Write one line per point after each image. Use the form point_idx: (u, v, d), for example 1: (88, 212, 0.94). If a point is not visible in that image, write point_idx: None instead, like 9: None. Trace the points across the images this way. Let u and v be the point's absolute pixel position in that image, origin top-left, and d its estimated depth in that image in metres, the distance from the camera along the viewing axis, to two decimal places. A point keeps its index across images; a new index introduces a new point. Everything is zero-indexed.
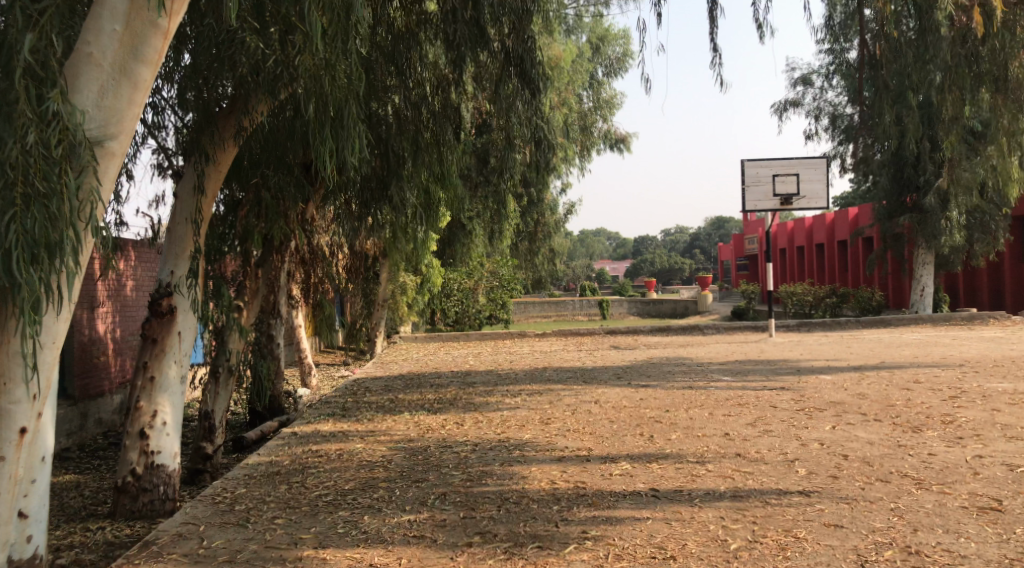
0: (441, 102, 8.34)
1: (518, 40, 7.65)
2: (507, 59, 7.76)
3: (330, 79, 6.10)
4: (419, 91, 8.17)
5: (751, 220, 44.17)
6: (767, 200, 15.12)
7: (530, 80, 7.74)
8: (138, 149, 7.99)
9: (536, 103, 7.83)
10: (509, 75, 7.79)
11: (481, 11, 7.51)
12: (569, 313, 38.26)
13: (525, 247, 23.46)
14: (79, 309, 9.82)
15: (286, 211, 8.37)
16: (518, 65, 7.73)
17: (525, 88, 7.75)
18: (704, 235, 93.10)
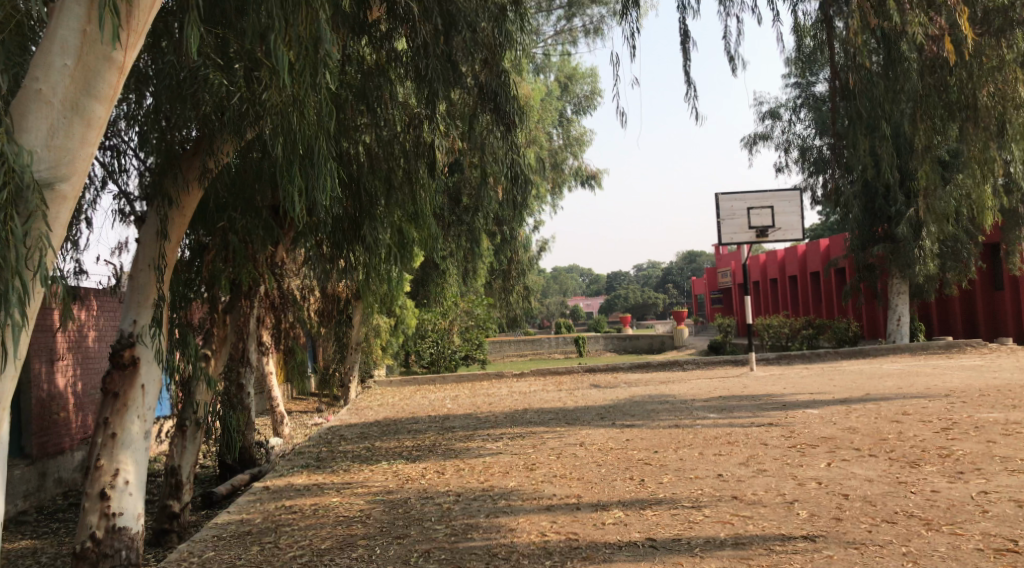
0: (414, 140, 8.05)
1: (491, 74, 7.51)
2: (481, 94, 7.60)
3: (299, 115, 5.92)
4: (392, 130, 7.95)
5: (723, 254, 44.34)
6: (742, 233, 15.02)
7: (505, 115, 7.58)
8: (98, 195, 7.69)
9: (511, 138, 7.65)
10: (483, 111, 7.63)
11: (452, 45, 7.35)
12: (544, 352, 37.98)
13: (499, 286, 23.24)
14: (37, 363, 9.43)
15: (255, 254, 8.06)
16: (493, 100, 7.58)
17: (499, 123, 7.60)
18: (677, 269, 93.57)
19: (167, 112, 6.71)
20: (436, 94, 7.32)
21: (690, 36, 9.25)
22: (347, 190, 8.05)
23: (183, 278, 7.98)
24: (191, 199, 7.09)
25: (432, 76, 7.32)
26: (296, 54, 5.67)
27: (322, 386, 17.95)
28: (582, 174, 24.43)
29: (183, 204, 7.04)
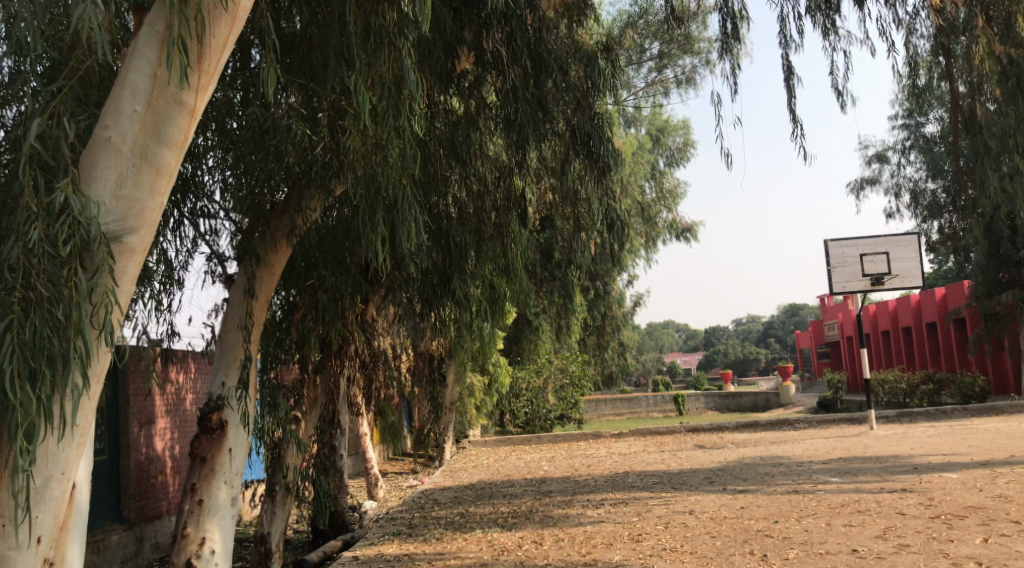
0: (505, 192, 7.83)
1: (584, 117, 7.18)
2: (574, 138, 7.24)
3: (383, 160, 5.68)
4: (481, 183, 7.79)
5: (827, 306, 42.68)
6: (856, 281, 14.17)
7: (598, 158, 7.16)
8: (189, 255, 7.61)
9: (606, 183, 7.20)
10: (577, 155, 7.24)
11: (543, 89, 7.04)
12: (642, 411, 36.93)
13: (594, 342, 22.71)
14: (136, 427, 9.36)
15: (344, 310, 7.77)
16: (585, 143, 7.20)
17: (594, 168, 7.16)
18: (778, 324, 90.85)
19: (255, 167, 6.56)
20: (527, 139, 6.91)
21: (795, 72, 8.71)
22: (435, 242, 7.67)
23: (272, 339, 7.82)
24: (279, 258, 6.91)
25: (520, 119, 6.94)
26: (380, 98, 5.43)
27: (417, 446, 17.65)
28: (678, 226, 23.83)
29: (270, 261, 6.85)
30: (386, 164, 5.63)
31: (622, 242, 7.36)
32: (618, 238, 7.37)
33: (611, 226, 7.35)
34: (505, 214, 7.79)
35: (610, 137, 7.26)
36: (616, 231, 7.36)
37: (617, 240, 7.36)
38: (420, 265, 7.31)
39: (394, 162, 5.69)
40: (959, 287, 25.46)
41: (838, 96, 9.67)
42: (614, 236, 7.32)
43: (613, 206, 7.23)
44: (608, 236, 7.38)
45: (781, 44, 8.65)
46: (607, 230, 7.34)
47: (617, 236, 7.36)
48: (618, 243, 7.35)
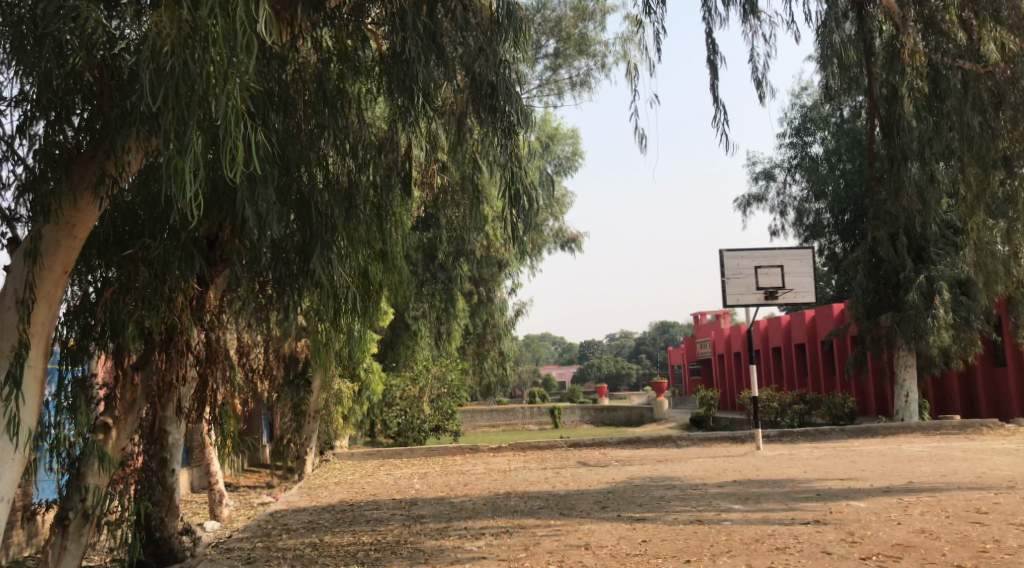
0: (386, 166, 6.82)
1: (486, 63, 5.82)
2: (473, 89, 5.89)
3: (200, 53, 4.35)
4: (351, 148, 6.57)
5: (701, 324, 42.99)
6: (750, 294, 13.25)
7: (499, 116, 5.85)
8: None
9: (507, 144, 5.89)
10: (476, 110, 5.93)
11: (437, 21, 5.76)
12: (518, 423, 35.96)
13: (473, 351, 21.41)
14: None
15: (172, 291, 6.14)
16: (488, 96, 5.85)
17: (493, 126, 5.85)
18: (651, 340, 92.17)
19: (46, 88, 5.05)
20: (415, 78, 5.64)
21: (718, 48, 7.65)
22: (293, 209, 6.24)
23: (77, 325, 6.14)
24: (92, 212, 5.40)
25: (408, 55, 5.67)
26: None
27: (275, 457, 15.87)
28: (564, 236, 22.84)
29: (69, 218, 5.31)
30: (213, 76, 4.34)
31: (531, 220, 5.81)
32: (525, 212, 5.82)
33: (524, 199, 5.87)
34: (385, 193, 6.83)
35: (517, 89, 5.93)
36: (520, 202, 5.85)
37: (523, 215, 5.82)
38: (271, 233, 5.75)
39: (230, 77, 4.39)
40: (828, 307, 25.53)
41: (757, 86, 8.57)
42: (517, 211, 5.84)
43: (521, 173, 5.87)
44: (507, 206, 5.89)
45: (703, 15, 7.56)
46: (508, 205, 5.86)
47: (525, 210, 5.85)
48: (524, 219, 5.80)
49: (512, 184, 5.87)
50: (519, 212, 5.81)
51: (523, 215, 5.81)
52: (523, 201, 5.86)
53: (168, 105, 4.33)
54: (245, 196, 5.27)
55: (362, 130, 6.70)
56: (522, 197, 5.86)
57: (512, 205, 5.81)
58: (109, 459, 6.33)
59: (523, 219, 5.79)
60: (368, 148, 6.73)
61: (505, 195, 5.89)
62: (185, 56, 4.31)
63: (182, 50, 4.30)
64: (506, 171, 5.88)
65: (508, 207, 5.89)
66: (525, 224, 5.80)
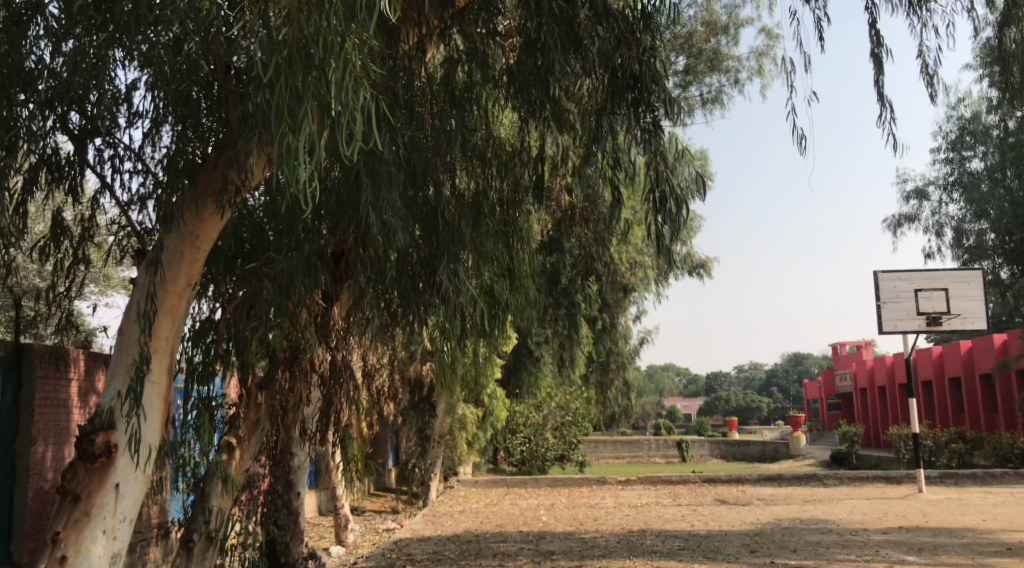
0: (509, 185, 6.35)
1: (628, 51, 5.19)
2: (613, 81, 5.26)
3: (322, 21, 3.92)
4: (478, 162, 6.19)
5: (839, 356, 40.73)
6: (911, 319, 12.18)
7: (644, 108, 5.20)
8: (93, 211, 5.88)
9: (652, 140, 5.21)
10: (616, 101, 5.29)
11: (573, 8, 5.21)
12: (644, 454, 34.90)
13: (597, 379, 20.70)
14: (49, 443, 6.79)
15: (295, 306, 5.82)
16: (632, 87, 5.21)
17: (637, 119, 5.21)
18: (781, 373, 88.60)
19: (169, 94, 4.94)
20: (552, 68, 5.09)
21: (883, 40, 6.68)
22: (419, 219, 5.81)
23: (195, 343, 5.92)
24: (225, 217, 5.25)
25: (543, 43, 5.15)
26: None
27: (400, 482, 15.60)
28: (692, 261, 21.96)
29: (193, 227, 5.11)
30: (336, 44, 3.89)
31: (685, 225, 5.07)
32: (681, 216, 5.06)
33: (677, 203, 5.12)
34: (513, 209, 6.37)
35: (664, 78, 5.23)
36: (671, 206, 5.11)
37: (674, 219, 5.06)
38: (397, 242, 5.31)
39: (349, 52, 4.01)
40: (988, 338, 23.47)
41: (928, 83, 7.33)
42: (666, 215, 5.09)
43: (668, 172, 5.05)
44: (653, 211, 5.20)
45: (864, 3, 6.62)
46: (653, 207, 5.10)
47: (677, 214, 5.10)
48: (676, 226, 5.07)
49: (660, 185, 5.12)
50: (665, 216, 5.10)
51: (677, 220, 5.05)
52: (674, 204, 5.12)
53: (281, 78, 3.90)
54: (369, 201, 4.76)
55: (492, 142, 6.28)
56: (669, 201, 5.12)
57: (657, 210, 5.10)
58: (232, 479, 6.06)
59: (676, 224, 5.05)
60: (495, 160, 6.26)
61: (650, 200, 5.21)
62: (299, 21, 3.89)
63: (297, 14, 3.87)
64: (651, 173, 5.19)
65: (653, 212, 5.19)
66: (675, 232, 5.07)
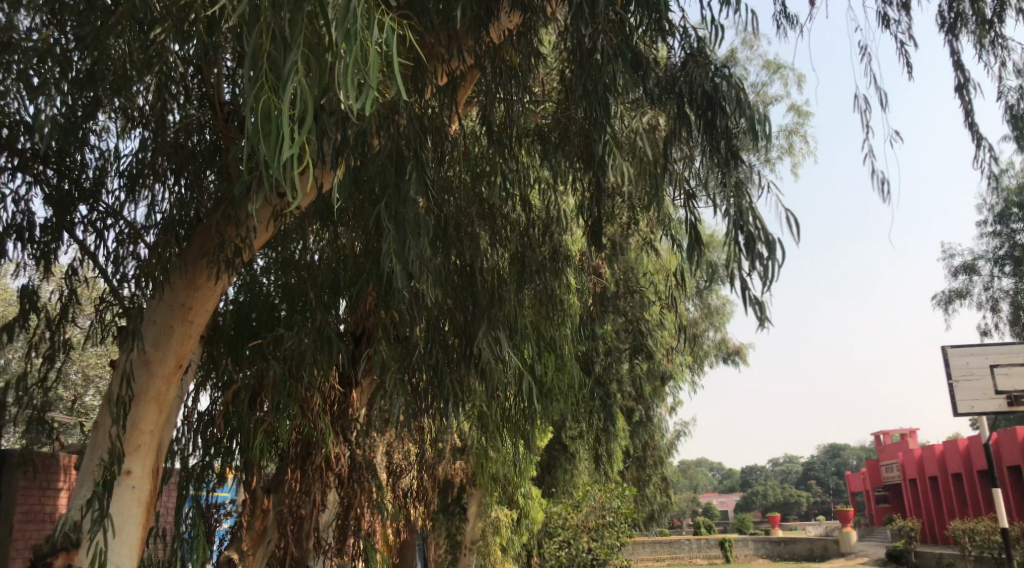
0: (549, 250, 5.61)
1: (699, 66, 4.21)
2: (685, 99, 4.23)
3: None
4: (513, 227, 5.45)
5: (883, 446, 38.92)
6: (989, 401, 11.13)
7: (722, 136, 4.14)
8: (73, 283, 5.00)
9: (731, 169, 4.13)
10: (683, 127, 4.29)
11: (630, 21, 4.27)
12: (685, 556, 33.04)
13: (634, 475, 19.39)
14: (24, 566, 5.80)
15: (307, 390, 4.88)
16: (702, 107, 4.18)
17: (715, 146, 4.13)
18: (819, 465, 85.49)
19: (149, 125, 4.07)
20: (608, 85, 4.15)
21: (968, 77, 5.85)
22: (451, 282, 4.94)
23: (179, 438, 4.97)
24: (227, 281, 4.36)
25: (600, 55, 4.18)
26: None
27: None
28: (728, 348, 20.88)
29: (185, 297, 4.22)
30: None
31: (780, 274, 3.86)
32: (774, 259, 3.83)
33: (767, 247, 3.91)
34: (553, 279, 5.57)
35: (746, 94, 4.21)
36: (758, 250, 3.90)
37: (763, 265, 3.86)
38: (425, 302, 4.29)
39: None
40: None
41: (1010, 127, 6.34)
42: (755, 261, 3.88)
43: (749, 207, 3.98)
44: (731, 258, 3.98)
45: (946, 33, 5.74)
46: (736, 249, 3.95)
47: (769, 260, 3.86)
48: (766, 274, 3.85)
49: (744, 224, 3.96)
50: (749, 259, 3.87)
51: (769, 263, 3.84)
52: (762, 247, 3.90)
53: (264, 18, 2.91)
54: (393, 249, 3.81)
55: (525, 210, 5.55)
56: (753, 245, 3.93)
57: (738, 250, 3.89)
58: None
59: (769, 272, 3.83)
60: (537, 225, 5.56)
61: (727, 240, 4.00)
62: None
63: None
64: (730, 208, 4.05)
65: (731, 256, 3.97)
66: (765, 282, 3.85)
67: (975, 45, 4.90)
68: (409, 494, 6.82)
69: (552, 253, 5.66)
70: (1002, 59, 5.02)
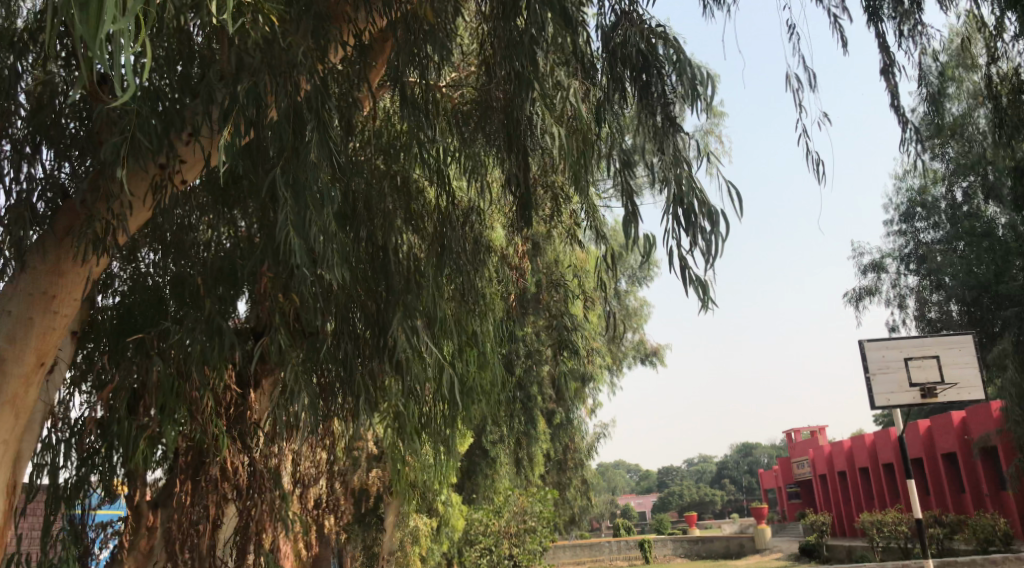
0: (470, 239, 5.19)
1: (633, 25, 3.73)
2: (618, 62, 3.75)
3: None
4: (426, 216, 4.99)
5: (795, 443, 39.73)
6: (905, 393, 11.06)
7: (657, 101, 3.71)
8: None
9: (667, 138, 3.69)
10: (615, 93, 3.82)
11: None
12: (605, 559, 33.02)
13: (554, 479, 19.06)
14: None
15: (199, 389, 4.32)
16: (638, 71, 3.72)
17: (650, 111, 3.70)
18: (733, 464, 87.21)
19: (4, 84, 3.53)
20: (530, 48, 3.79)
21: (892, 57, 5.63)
22: (358, 268, 4.48)
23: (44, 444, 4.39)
24: (100, 266, 3.79)
25: None
26: None
27: None
28: (646, 349, 20.80)
29: (49, 284, 3.64)
30: None
31: (724, 249, 3.51)
32: (719, 234, 3.49)
33: (708, 221, 3.56)
34: (472, 271, 5.14)
35: (685, 57, 3.77)
36: (700, 223, 3.54)
37: (705, 241, 3.51)
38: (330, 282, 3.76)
39: None
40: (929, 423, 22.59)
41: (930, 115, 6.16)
42: (696, 235, 3.52)
43: (690, 176, 3.60)
44: (670, 234, 3.61)
45: None
46: (675, 223, 3.57)
47: (712, 235, 3.53)
48: (710, 251, 3.50)
49: (684, 194, 3.58)
50: (690, 233, 3.51)
51: (714, 237, 3.50)
52: (705, 220, 3.55)
53: None
54: (292, 220, 3.27)
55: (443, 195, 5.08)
56: (693, 218, 3.57)
57: (678, 224, 3.52)
58: None
59: (712, 247, 3.49)
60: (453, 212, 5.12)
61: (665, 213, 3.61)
62: None
63: None
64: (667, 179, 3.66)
65: (669, 232, 3.59)
66: (708, 260, 3.51)
67: (896, 32, 4.53)
68: (317, 505, 6.25)
69: (472, 243, 5.23)
70: (927, 37, 4.67)
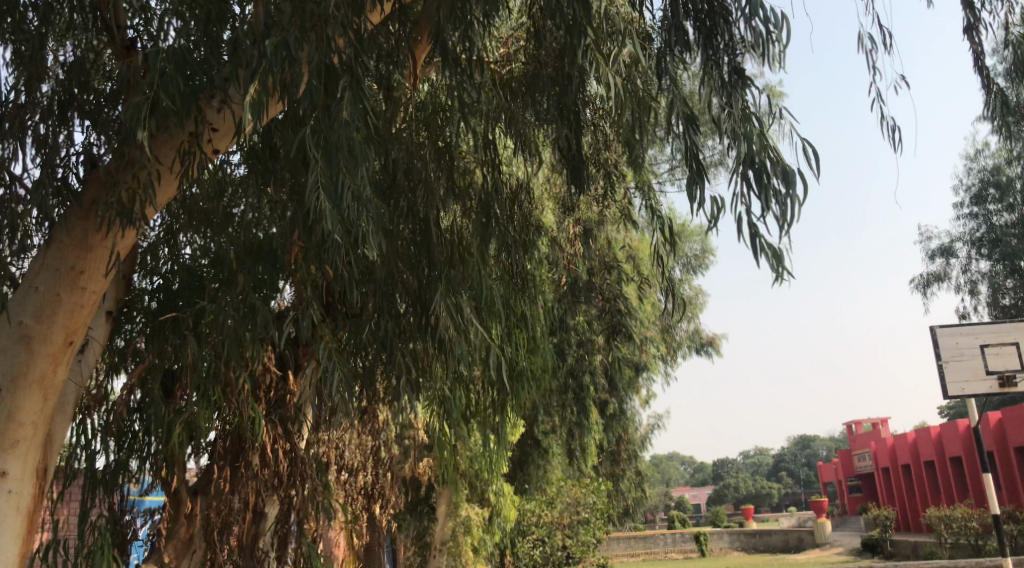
0: (519, 215, 4.90)
1: None
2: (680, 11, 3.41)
3: None
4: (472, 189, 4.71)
5: (856, 435, 38.72)
6: (981, 381, 10.48)
7: (725, 52, 3.37)
8: None
9: (734, 92, 3.38)
10: (676, 45, 3.48)
11: None
12: (660, 551, 32.56)
13: (608, 470, 18.72)
14: None
15: (235, 370, 4.11)
16: (702, 21, 3.38)
17: (717, 62, 3.36)
18: (790, 456, 85.71)
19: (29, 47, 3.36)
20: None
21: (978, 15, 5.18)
22: (401, 244, 4.23)
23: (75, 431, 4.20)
24: (129, 240, 3.57)
25: None
26: None
27: None
28: (702, 338, 20.33)
29: (76, 259, 3.45)
30: None
31: (800, 213, 3.22)
32: (795, 196, 3.19)
33: (783, 182, 3.25)
34: (522, 249, 4.85)
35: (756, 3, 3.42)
36: (774, 186, 3.24)
37: (780, 205, 3.22)
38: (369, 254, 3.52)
39: None
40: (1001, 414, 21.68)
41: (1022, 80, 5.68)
42: (769, 198, 3.22)
43: (761, 135, 3.29)
44: (739, 198, 3.32)
45: None
46: (747, 186, 3.27)
47: (787, 197, 3.23)
48: (785, 217, 3.20)
49: (755, 155, 3.27)
50: (762, 196, 3.21)
51: (789, 200, 3.21)
52: (778, 183, 3.25)
53: None
54: (322, 183, 3.05)
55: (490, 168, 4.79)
56: (766, 180, 3.28)
57: (748, 187, 3.24)
58: None
59: (788, 212, 3.19)
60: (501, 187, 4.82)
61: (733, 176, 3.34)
62: None
63: None
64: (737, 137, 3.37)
65: (739, 196, 3.29)
66: (783, 226, 3.20)
67: None
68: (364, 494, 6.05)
69: (522, 219, 4.94)
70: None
